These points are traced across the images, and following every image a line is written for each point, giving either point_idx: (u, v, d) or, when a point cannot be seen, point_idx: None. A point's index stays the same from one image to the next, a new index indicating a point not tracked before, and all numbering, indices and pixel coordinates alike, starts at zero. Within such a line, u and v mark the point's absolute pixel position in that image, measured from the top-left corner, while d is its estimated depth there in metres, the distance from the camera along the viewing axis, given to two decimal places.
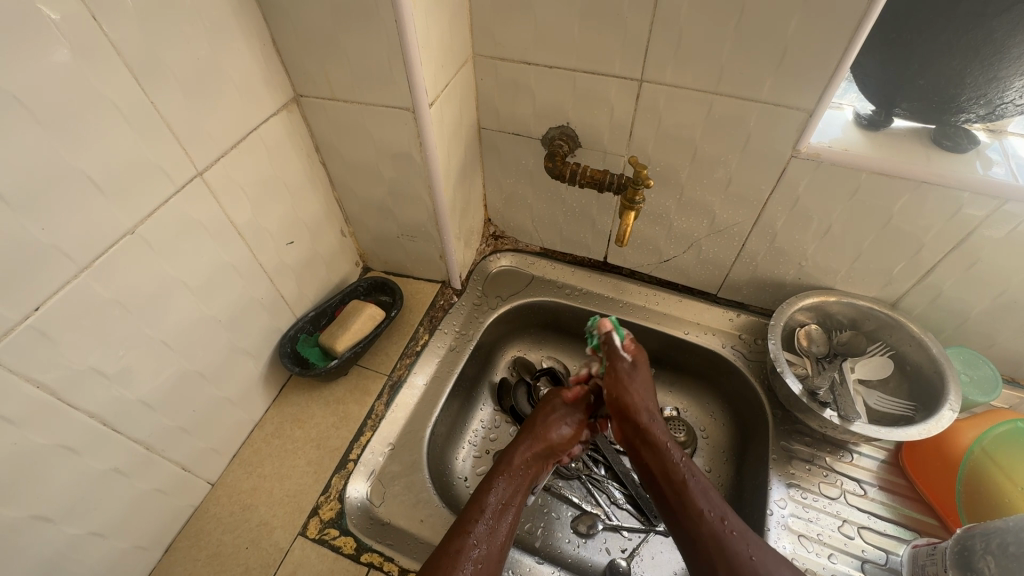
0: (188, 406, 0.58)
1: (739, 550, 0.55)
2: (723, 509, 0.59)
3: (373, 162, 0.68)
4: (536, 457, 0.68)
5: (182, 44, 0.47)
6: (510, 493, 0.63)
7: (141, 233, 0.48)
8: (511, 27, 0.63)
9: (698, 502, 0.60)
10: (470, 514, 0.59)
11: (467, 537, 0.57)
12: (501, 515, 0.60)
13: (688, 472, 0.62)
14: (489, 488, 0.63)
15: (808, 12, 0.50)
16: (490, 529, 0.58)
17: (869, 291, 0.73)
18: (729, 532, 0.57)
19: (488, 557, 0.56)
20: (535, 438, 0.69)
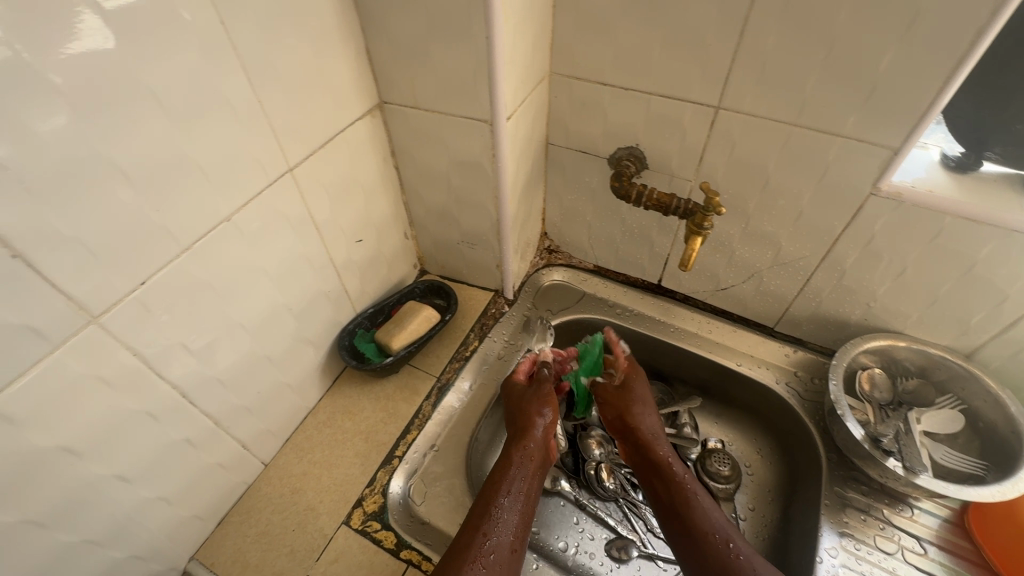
0: (254, 387, 0.61)
1: (738, 561, 0.55)
2: (727, 529, 0.58)
3: (445, 170, 0.70)
4: (536, 447, 0.65)
5: (289, 49, 0.50)
6: (518, 484, 0.60)
7: (235, 221, 0.51)
8: (591, 49, 0.64)
9: (702, 514, 0.60)
10: (481, 509, 0.57)
11: (484, 534, 0.54)
12: (510, 506, 0.57)
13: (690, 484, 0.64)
14: (503, 478, 0.60)
15: (904, 48, 0.49)
16: (505, 524, 0.56)
17: (942, 340, 0.70)
18: (729, 550, 0.56)
19: (502, 549, 0.54)
20: (533, 428, 0.66)
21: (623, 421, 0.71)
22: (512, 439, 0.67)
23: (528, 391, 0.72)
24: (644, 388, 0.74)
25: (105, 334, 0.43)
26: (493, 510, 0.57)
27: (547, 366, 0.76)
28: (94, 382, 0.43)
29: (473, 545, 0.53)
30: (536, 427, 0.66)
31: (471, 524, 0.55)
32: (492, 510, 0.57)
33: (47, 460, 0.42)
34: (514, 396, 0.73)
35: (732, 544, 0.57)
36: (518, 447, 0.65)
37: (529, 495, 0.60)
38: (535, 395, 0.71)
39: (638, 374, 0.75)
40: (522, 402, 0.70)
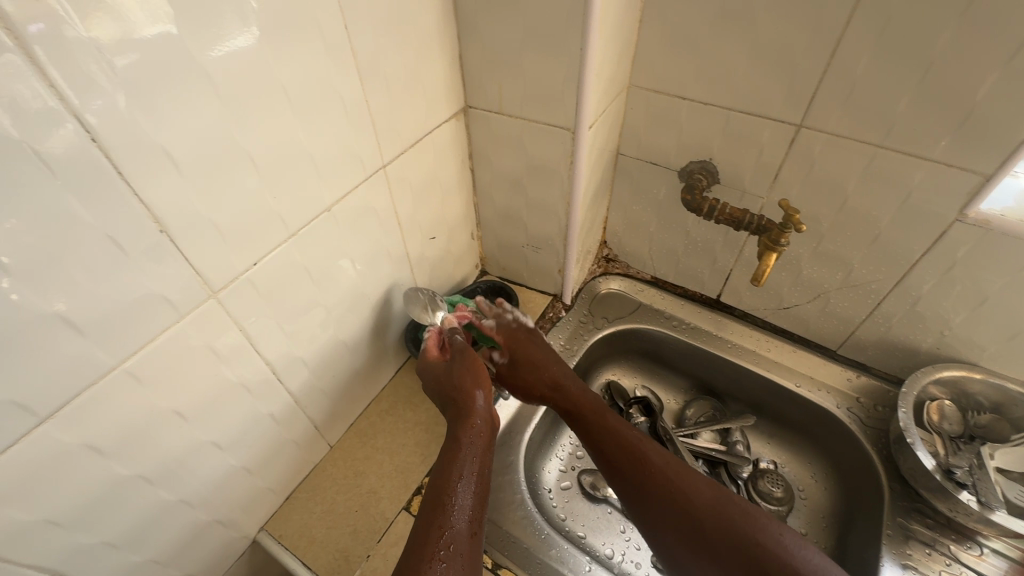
0: (330, 371, 0.64)
1: (666, 481, 0.58)
2: (637, 442, 0.62)
3: (519, 174, 0.72)
4: (482, 422, 0.58)
5: (395, 53, 0.54)
6: (470, 459, 0.54)
7: (333, 211, 0.54)
8: (674, 63, 0.66)
9: (652, 461, 0.60)
10: (435, 499, 0.51)
11: (441, 527, 0.48)
12: (467, 490, 0.52)
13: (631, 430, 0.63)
14: (455, 462, 0.54)
15: (1008, 75, 0.49)
16: (463, 507, 0.50)
17: (1022, 375, 0.67)
18: (650, 466, 0.59)
19: (464, 537, 0.48)
20: (475, 401, 0.59)
21: (535, 371, 0.69)
22: (453, 413, 0.59)
23: (453, 367, 0.63)
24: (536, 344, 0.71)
25: (219, 308, 0.46)
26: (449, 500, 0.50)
27: (457, 332, 0.68)
28: (206, 352, 0.47)
29: (431, 542, 0.47)
30: (478, 401, 0.59)
31: (427, 519, 0.49)
32: (446, 499, 0.50)
33: (160, 421, 0.45)
34: (431, 366, 0.65)
35: (653, 462, 0.60)
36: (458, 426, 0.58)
37: (482, 470, 0.54)
38: (463, 370, 0.61)
39: (527, 335, 0.72)
40: (452, 371, 0.62)
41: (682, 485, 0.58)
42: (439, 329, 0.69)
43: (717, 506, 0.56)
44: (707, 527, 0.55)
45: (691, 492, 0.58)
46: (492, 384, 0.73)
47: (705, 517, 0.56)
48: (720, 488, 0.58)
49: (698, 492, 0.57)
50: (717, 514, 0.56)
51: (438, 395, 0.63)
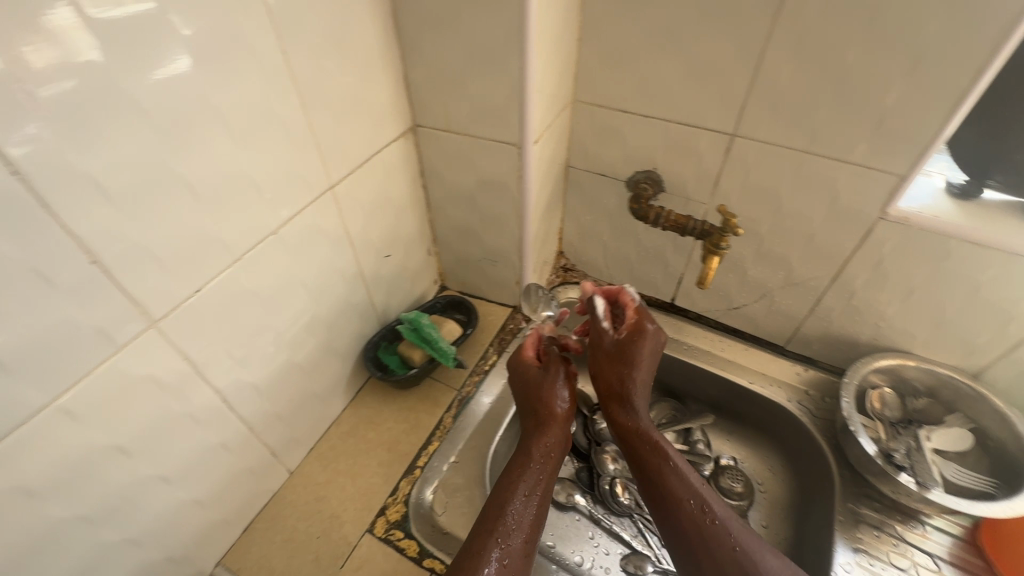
0: (285, 395, 0.63)
1: (723, 543, 0.54)
2: (711, 497, 0.57)
3: (471, 190, 0.73)
4: (557, 437, 0.63)
5: (338, 75, 0.54)
6: (533, 482, 0.59)
7: (280, 234, 0.54)
8: (613, 78, 0.68)
9: (711, 507, 0.56)
10: (496, 509, 0.56)
11: (496, 534, 0.53)
12: (523, 504, 0.56)
13: (685, 467, 0.59)
14: (513, 475, 0.60)
15: (910, 84, 0.53)
16: (518, 522, 0.55)
17: (950, 360, 0.72)
18: (712, 522, 0.55)
19: (515, 554, 0.53)
20: (556, 404, 0.65)
21: (624, 387, 0.62)
22: (536, 424, 0.65)
23: (543, 375, 0.67)
24: (649, 348, 0.63)
25: (161, 337, 0.45)
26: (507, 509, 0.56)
27: (558, 346, 0.71)
28: (148, 383, 0.45)
29: (485, 547, 0.52)
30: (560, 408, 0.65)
31: (484, 529, 0.54)
32: (501, 509, 0.56)
33: (99, 457, 0.43)
34: (523, 377, 0.69)
35: (718, 520, 0.55)
36: (547, 445, 0.63)
37: (546, 492, 0.59)
38: (551, 381, 0.66)
39: (651, 319, 0.64)
40: (540, 379, 0.67)
41: (740, 548, 0.53)
42: (537, 329, 0.75)
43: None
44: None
45: (754, 558, 0.53)
46: (528, 360, 0.70)
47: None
48: (780, 560, 0.53)
49: (761, 560, 0.53)
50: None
51: (522, 394, 0.69)
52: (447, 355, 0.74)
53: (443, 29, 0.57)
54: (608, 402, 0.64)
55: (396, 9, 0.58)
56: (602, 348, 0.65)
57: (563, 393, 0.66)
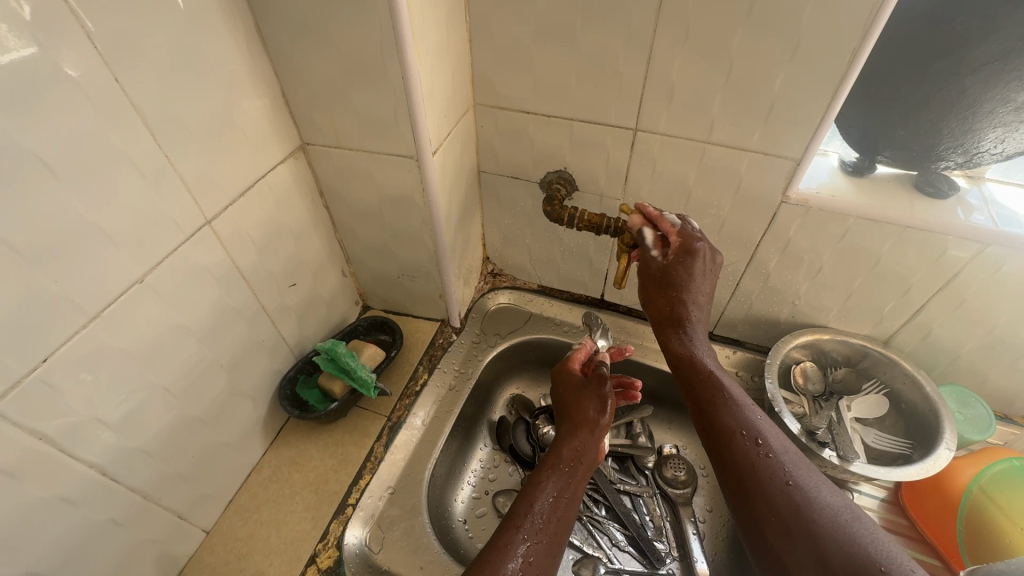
0: (186, 453, 0.58)
1: (775, 475, 0.48)
2: (761, 429, 0.51)
3: (376, 206, 0.69)
4: (595, 440, 0.62)
5: (197, 99, 0.49)
6: (555, 480, 0.57)
7: (149, 282, 0.48)
8: (511, 80, 0.66)
9: (748, 430, 0.51)
10: (523, 507, 0.55)
11: (517, 527, 0.52)
12: (546, 500, 0.55)
13: (730, 391, 0.54)
14: (537, 479, 0.58)
15: (793, 70, 0.54)
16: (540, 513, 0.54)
17: (862, 330, 0.75)
18: (765, 455, 0.50)
19: (541, 549, 0.51)
20: (592, 412, 0.64)
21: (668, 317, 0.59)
22: (570, 426, 0.63)
23: (587, 385, 0.68)
24: (704, 269, 0.59)
25: (3, 421, 0.39)
26: (529, 506, 0.54)
27: (604, 362, 0.71)
28: None
29: (506, 540, 0.51)
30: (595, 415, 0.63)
31: (504, 525, 0.53)
32: (525, 508, 0.55)
33: None
34: (562, 392, 0.69)
35: (773, 453, 0.50)
36: (558, 446, 0.61)
37: (569, 489, 0.57)
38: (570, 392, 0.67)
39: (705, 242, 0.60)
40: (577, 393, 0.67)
41: (795, 482, 0.48)
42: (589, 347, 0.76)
43: (839, 510, 0.45)
44: (809, 524, 0.45)
45: (805, 489, 0.47)
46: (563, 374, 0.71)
47: (807, 514, 0.45)
48: (837, 497, 0.47)
49: (809, 493, 0.47)
50: (829, 525, 0.44)
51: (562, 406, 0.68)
52: (367, 385, 0.70)
53: (315, 39, 0.53)
54: (664, 335, 0.59)
55: (259, 20, 0.53)
56: (649, 274, 0.61)
57: (601, 403, 0.65)
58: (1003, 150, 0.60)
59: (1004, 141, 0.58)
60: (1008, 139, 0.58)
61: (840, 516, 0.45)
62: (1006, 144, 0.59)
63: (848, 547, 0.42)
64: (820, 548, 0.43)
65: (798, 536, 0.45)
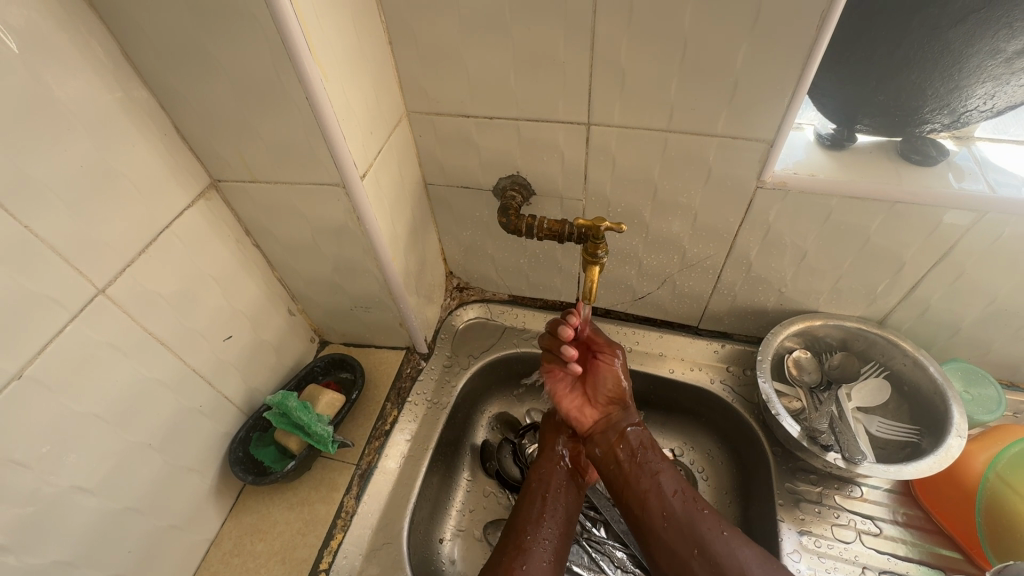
0: (122, 548, 0.51)
1: (711, 527, 0.59)
2: (692, 491, 0.62)
3: (311, 240, 0.62)
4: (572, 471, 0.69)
5: (57, 153, 0.41)
6: (545, 510, 0.64)
7: (32, 374, 0.42)
8: (443, 82, 0.58)
9: (670, 484, 0.63)
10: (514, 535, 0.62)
11: (519, 554, 0.60)
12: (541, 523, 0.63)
13: (660, 459, 0.65)
14: (528, 501, 0.65)
15: (755, 43, 0.47)
16: (538, 546, 0.61)
17: (855, 311, 0.69)
18: (701, 510, 0.61)
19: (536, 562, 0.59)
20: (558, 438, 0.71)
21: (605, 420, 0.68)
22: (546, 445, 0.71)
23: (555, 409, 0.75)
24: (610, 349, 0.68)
25: None
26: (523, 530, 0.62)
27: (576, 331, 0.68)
28: None
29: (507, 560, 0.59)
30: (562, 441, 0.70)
31: (504, 555, 0.60)
32: (523, 533, 0.62)
33: None
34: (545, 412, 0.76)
35: (708, 508, 0.61)
36: (540, 475, 0.68)
37: (557, 511, 0.64)
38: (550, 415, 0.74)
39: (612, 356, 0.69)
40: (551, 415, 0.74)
41: (728, 532, 0.59)
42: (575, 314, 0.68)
43: (765, 564, 0.56)
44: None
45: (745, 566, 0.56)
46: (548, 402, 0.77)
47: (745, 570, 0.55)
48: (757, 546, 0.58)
49: (739, 546, 0.57)
50: None
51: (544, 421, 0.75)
52: (324, 440, 0.64)
53: (199, 64, 0.45)
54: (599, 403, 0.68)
55: (130, 49, 0.45)
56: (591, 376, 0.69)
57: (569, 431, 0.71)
58: (992, 107, 0.54)
59: (993, 97, 0.53)
60: (998, 94, 0.52)
61: (768, 563, 0.56)
62: (996, 100, 0.53)
63: None
64: None
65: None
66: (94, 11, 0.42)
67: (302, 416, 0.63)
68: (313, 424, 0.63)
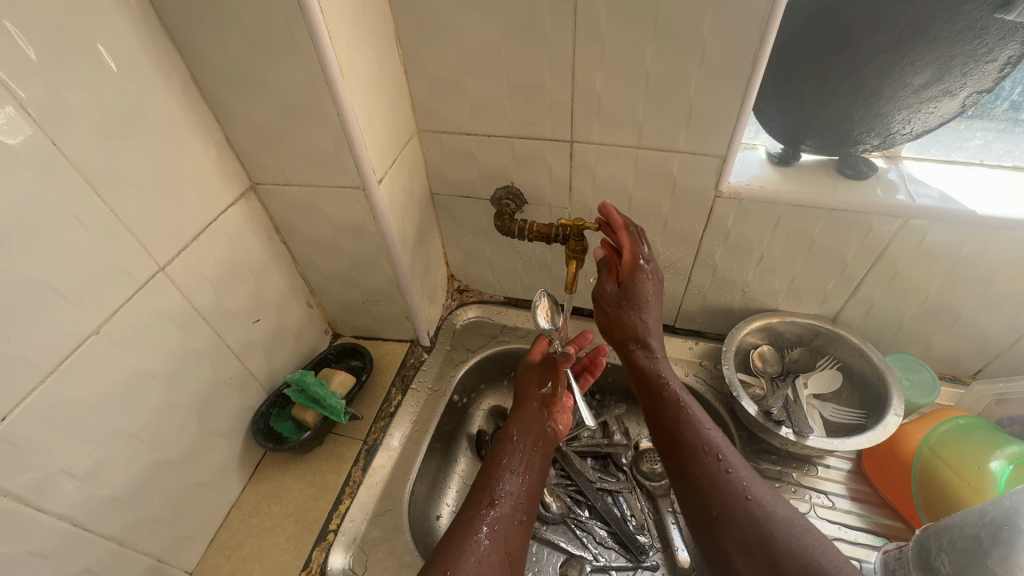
0: (161, 495, 0.59)
1: (734, 489, 0.55)
2: (720, 445, 0.59)
3: (332, 237, 0.71)
4: (542, 438, 0.72)
5: (138, 153, 0.51)
6: (517, 463, 0.67)
7: (105, 332, 0.50)
8: (449, 106, 0.69)
9: (689, 431, 0.60)
10: (482, 485, 0.64)
11: (488, 510, 0.60)
12: (511, 482, 0.64)
13: (684, 403, 0.63)
14: (501, 457, 0.68)
15: (704, 74, 0.57)
16: (508, 497, 0.62)
17: (811, 309, 0.78)
18: (722, 468, 0.57)
19: (503, 520, 0.60)
20: (529, 401, 0.75)
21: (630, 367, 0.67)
22: (519, 413, 0.74)
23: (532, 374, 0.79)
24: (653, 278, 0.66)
25: None
26: (496, 487, 0.63)
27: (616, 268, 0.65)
28: None
29: (475, 515, 0.60)
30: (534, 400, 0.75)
31: (474, 501, 0.62)
32: (493, 488, 0.63)
33: None
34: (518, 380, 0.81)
35: (732, 469, 0.57)
36: (517, 429, 0.72)
37: (529, 469, 0.67)
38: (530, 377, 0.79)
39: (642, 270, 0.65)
40: (526, 380, 0.79)
41: (752, 496, 0.55)
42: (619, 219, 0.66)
43: (788, 526, 0.52)
44: (771, 541, 0.51)
45: (763, 503, 0.54)
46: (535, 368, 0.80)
47: (765, 529, 0.52)
48: (786, 505, 0.54)
49: (763, 503, 0.54)
50: (791, 554, 0.49)
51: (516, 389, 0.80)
52: (338, 412, 0.72)
53: (251, 86, 0.56)
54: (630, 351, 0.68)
55: (195, 72, 0.56)
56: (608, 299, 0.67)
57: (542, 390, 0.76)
58: (912, 131, 0.64)
59: (911, 121, 0.62)
60: (914, 119, 0.62)
61: (794, 528, 0.51)
62: (914, 124, 0.63)
63: (801, 548, 0.50)
64: (774, 552, 0.50)
65: (749, 534, 0.52)
66: (173, 44, 0.53)
67: (321, 392, 0.71)
68: (330, 400, 0.71)
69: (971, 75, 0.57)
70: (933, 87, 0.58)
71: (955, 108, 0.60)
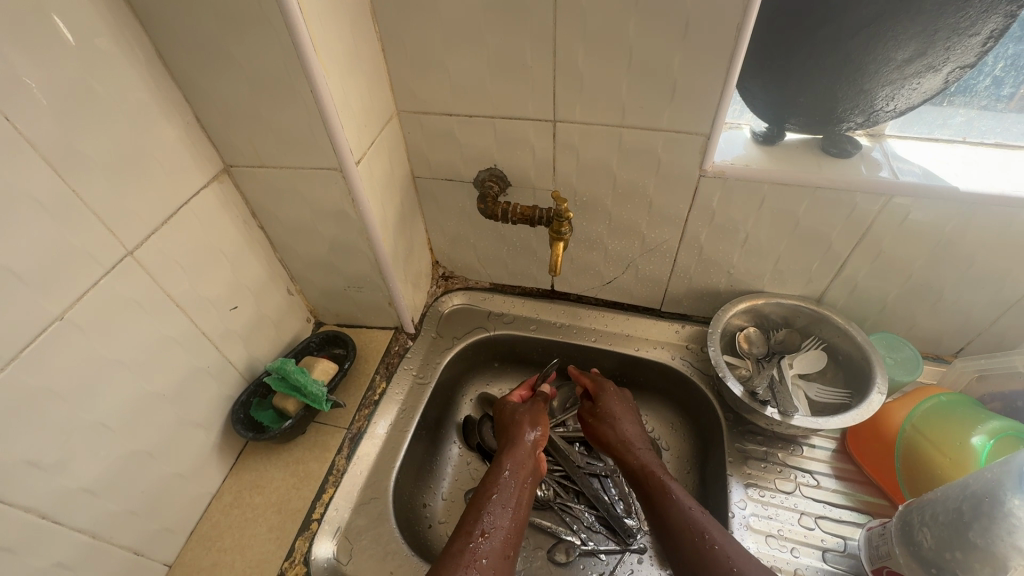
0: (137, 487, 0.57)
1: (719, 560, 0.57)
2: (705, 518, 0.61)
3: (311, 221, 0.70)
4: (530, 473, 0.71)
5: (101, 133, 0.49)
6: (508, 497, 0.66)
7: (71, 318, 0.48)
8: (429, 85, 0.67)
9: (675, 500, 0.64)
10: (473, 516, 0.63)
11: (480, 543, 0.60)
12: (503, 516, 0.63)
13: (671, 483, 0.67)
14: (494, 488, 0.67)
15: (688, 50, 0.56)
16: (498, 533, 0.61)
17: (795, 290, 0.78)
18: (709, 541, 0.59)
19: (495, 553, 0.59)
20: (522, 438, 0.74)
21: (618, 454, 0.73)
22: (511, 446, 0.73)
23: (521, 409, 0.79)
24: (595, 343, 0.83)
25: None
26: (485, 519, 0.62)
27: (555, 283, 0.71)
28: None
29: (465, 547, 0.59)
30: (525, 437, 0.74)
31: (465, 530, 0.61)
32: (484, 521, 0.62)
33: None
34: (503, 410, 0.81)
35: (717, 543, 0.58)
36: (509, 461, 0.71)
37: (520, 504, 0.66)
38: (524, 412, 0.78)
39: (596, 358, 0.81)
40: (517, 416, 0.78)
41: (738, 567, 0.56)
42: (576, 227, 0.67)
43: None
44: None
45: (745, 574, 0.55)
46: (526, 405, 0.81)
47: None
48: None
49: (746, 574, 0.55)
50: None
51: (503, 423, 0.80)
52: (320, 399, 0.71)
53: (220, 63, 0.54)
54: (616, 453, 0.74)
55: (161, 47, 0.53)
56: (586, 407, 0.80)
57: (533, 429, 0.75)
58: (895, 108, 0.64)
59: (895, 98, 0.62)
60: (898, 96, 0.62)
61: None
62: (897, 101, 0.63)
63: None
64: None
65: None
66: (137, 18, 0.51)
67: (302, 379, 0.70)
68: (311, 386, 0.70)
69: (954, 49, 0.57)
70: (917, 63, 0.58)
71: (937, 84, 0.60)
